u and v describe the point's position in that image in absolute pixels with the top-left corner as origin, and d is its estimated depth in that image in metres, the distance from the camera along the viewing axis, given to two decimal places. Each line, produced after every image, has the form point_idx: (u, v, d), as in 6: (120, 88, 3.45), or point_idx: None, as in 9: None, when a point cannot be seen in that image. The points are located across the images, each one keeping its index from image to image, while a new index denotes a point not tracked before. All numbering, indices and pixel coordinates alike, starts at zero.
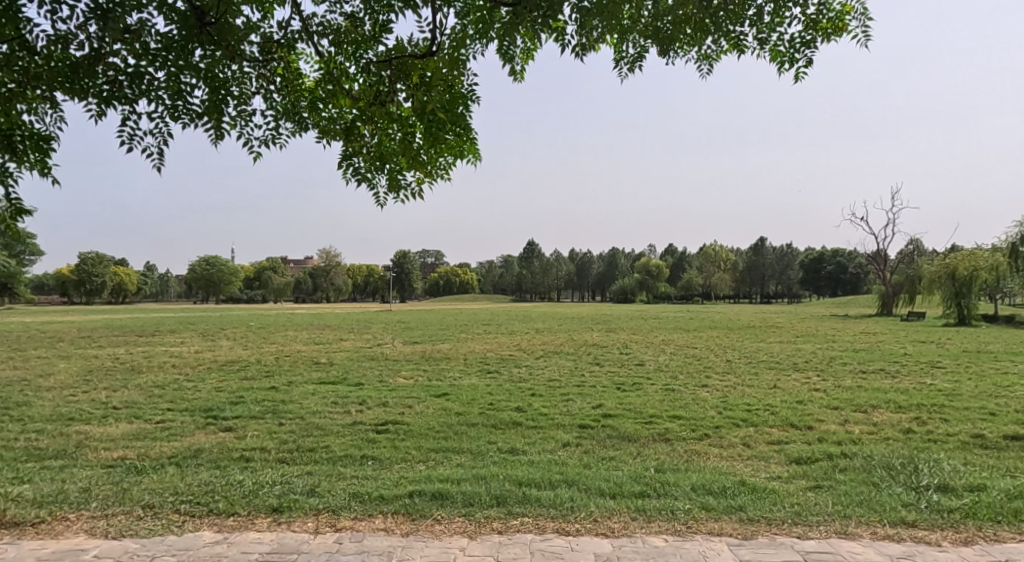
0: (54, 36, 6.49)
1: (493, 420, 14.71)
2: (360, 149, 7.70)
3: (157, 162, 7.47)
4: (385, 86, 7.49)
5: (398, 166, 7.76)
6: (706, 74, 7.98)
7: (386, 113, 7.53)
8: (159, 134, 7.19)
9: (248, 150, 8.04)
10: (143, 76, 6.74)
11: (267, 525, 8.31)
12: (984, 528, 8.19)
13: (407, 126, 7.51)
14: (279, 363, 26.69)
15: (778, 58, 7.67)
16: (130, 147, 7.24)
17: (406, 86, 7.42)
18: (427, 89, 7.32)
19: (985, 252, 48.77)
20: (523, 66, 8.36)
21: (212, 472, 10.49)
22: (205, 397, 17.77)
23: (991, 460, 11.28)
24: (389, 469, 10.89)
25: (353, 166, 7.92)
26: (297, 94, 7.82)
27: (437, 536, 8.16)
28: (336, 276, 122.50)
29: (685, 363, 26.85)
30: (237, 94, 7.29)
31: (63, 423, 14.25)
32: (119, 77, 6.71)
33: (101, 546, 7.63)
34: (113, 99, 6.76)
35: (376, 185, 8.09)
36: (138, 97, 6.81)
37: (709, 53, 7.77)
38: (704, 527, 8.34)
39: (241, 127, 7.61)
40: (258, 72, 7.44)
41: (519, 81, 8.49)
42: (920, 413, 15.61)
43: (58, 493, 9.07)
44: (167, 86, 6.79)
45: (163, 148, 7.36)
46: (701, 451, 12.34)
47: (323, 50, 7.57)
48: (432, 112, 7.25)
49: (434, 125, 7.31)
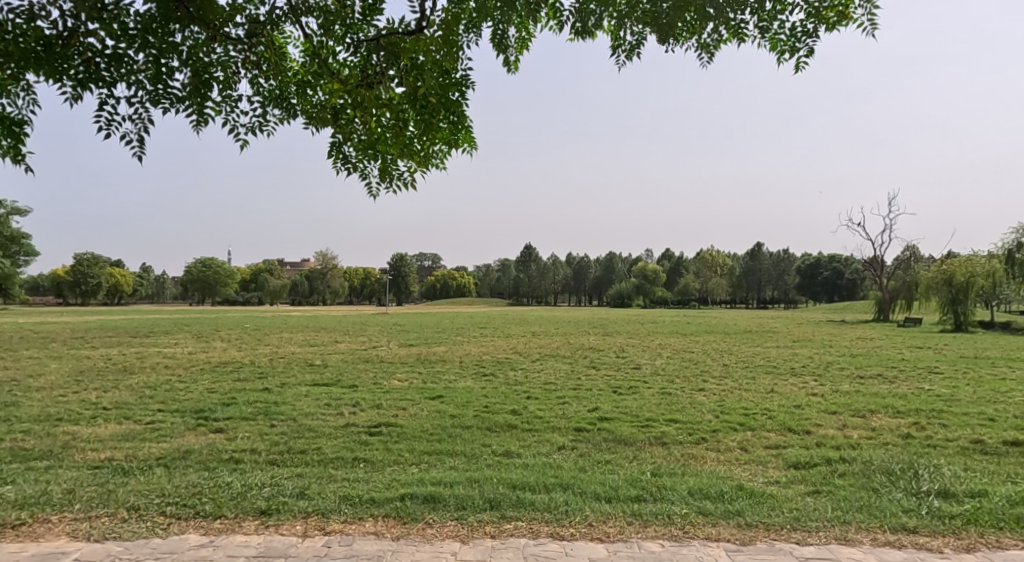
0: (22, 10, 6.38)
1: (488, 423, 14.54)
2: (350, 136, 7.61)
3: (137, 150, 7.30)
4: (375, 69, 7.27)
5: (391, 155, 7.75)
6: (706, 63, 7.84)
7: (374, 97, 7.20)
8: (139, 120, 7.05)
9: (235, 139, 7.91)
10: (122, 58, 6.59)
11: (254, 527, 8.13)
12: (986, 535, 8.03)
13: (396, 112, 7.20)
14: (273, 364, 26.52)
15: (780, 47, 7.52)
16: (108, 132, 7.09)
17: (397, 70, 7.19)
18: (420, 73, 7.16)
19: (982, 259, 48.74)
20: (517, 56, 8.28)
21: (200, 473, 10.31)
22: (197, 398, 17.56)
23: (991, 466, 11.14)
24: (381, 471, 10.71)
25: (343, 155, 7.90)
26: (285, 79, 7.77)
27: (428, 540, 7.99)
28: (332, 278, 122.05)
29: (682, 367, 26.71)
30: (221, 79, 7.10)
31: (51, 424, 14.04)
32: (97, 59, 6.58)
33: (83, 550, 7.43)
34: (89, 81, 6.66)
35: (367, 173, 7.99)
36: (117, 80, 6.69)
37: (709, 42, 7.63)
38: (702, 532, 8.18)
39: (225, 113, 7.50)
40: (242, 56, 7.28)
41: (512, 72, 8.41)
42: (919, 418, 15.47)
43: (41, 494, 8.89)
44: (147, 68, 6.67)
45: (144, 135, 7.21)
46: (698, 454, 12.19)
47: (310, 32, 7.39)
48: (424, 98, 7.26)
49: (426, 112, 7.38)
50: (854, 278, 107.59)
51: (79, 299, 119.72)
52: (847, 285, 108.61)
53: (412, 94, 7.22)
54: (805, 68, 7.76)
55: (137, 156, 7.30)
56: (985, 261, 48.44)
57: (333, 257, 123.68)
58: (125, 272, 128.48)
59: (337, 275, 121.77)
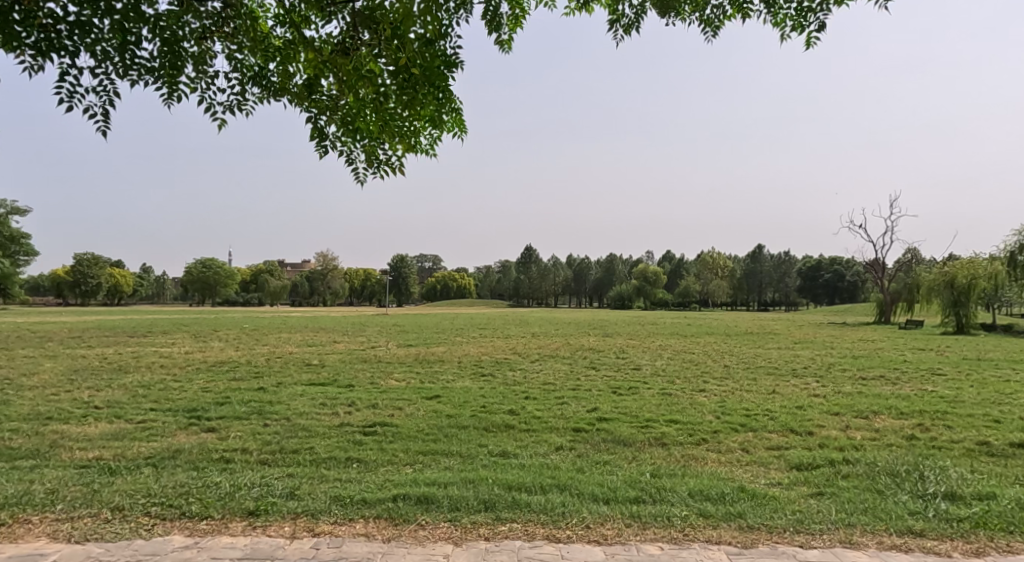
0: None
1: (485, 423, 14.30)
2: (331, 115, 7.59)
3: (103, 126, 7.13)
4: (352, 38, 7.09)
5: (375, 139, 7.75)
6: (710, 40, 7.69)
7: (354, 69, 6.99)
8: (105, 93, 6.95)
9: (212, 117, 7.77)
10: (87, 27, 6.43)
11: (241, 528, 7.89)
12: (995, 538, 7.79)
13: (376, 83, 7.10)
14: (269, 364, 26.25)
15: (786, 23, 7.35)
16: (71, 105, 6.95)
17: (373, 34, 6.92)
18: (400, 43, 6.79)
19: (984, 261, 48.46)
20: (511, 35, 8.24)
21: (189, 473, 10.06)
22: (191, 398, 17.32)
23: (998, 468, 10.89)
24: (375, 472, 10.46)
25: (324, 137, 7.88)
26: (266, 54, 7.50)
27: (420, 542, 7.75)
28: (333, 280, 121.68)
29: (682, 368, 26.46)
30: (195, 53, 6.89)
31: (40, 423, 13.80)
32: (60, 28, 6.46)
33: (62, 551, 7.21)
34: (51, 50, 6.52)
35: (353, 157, 8.08)
36: (79, 50, 6.54)
37: (713, 17, 7.46)
38: (702, 534, 7.94)
39: (200, 90, 7.41)
40: (216, 29, 7.09)
41: (506, 53, 8.40)
42: (923, 420, 15.21)
43: (23, 494, 8.66)
44: (112, 37, 6.47)
45: (110, 109, 7.08)
46: (698, 455, 11.95)
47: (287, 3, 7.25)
48: (407, 68, 7.02)
49: (408, 84, 7.12)
50: (855, 280, 107.27)
51: (79, 299, 119.44)
52: (848, 287, 108.33)
53: (393, 65, 6.94)
54: (815, 43, 7.61)
55: (103, 131, 7.17)
56: (987, 263, 48.17)
57: (333, 258, 123.40)
58: (125, 272, 128.21)
59: (337, 276, 121.47)
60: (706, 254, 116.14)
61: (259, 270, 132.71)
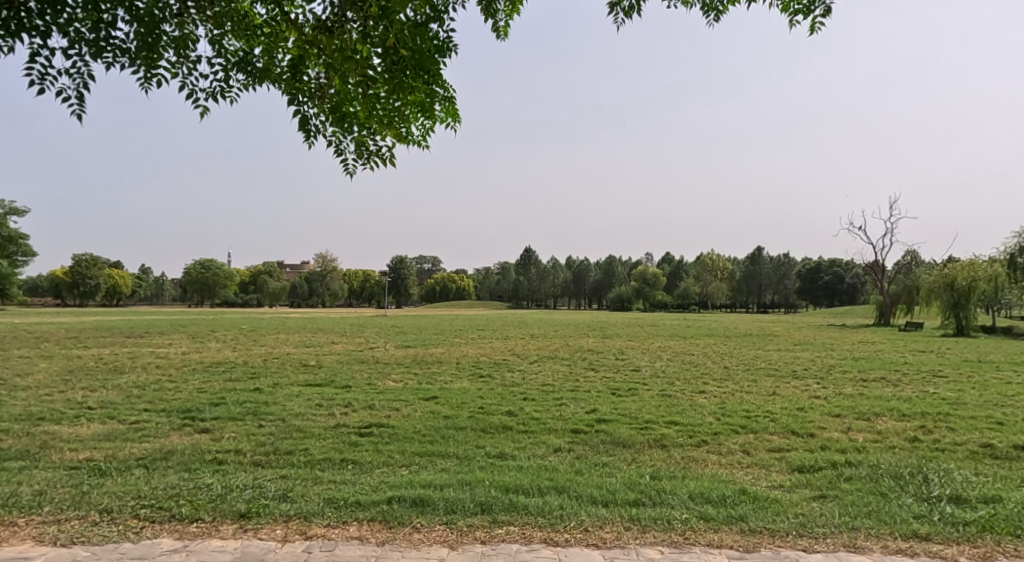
0: None
1: (483, 424, 14.13)
2: (321, 106, 7.54)
3: (78, 110, 7.00)
4: (334, 18, 6.93)
5: (370, 132, 7.77)
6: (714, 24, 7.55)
7: (340, 52, 6.86)
8: (79, 76, 6.83)
9: (195, 105, 7.63)
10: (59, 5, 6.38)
11: (232, 532, 7.72)
12: (1002, 543, 7.63)
13: (364, 63, 6.98)
14: (265, 364, 26.10)
15: (792, 9, 7.25)
16: (43, 88, 6.85)
17: (359, 14, 6.84)
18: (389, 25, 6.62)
19: (984, 264, 48.36)
20: (507, 22, 8.21)
21: (180, 475, 9.88)
22: (186, 398, 17.15)
23: (1003, 471, 10.73)
24: (370, 474, 10.28)
25: (311, 126, 7.84)
26: (252, 40, 7.33)
27: (415, 546, 7.58)
28: (332, 281, 121.50)
29: (682, 370, 26.31)
30: (175, 35, 6.81)
31: (31, 423, 13.63)
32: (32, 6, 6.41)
33: (47, 555, 7.04)
34: (22, 31, 6.43)
35: (343, 149, 8.09)
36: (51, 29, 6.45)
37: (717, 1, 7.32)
38: (703, 538, 7.78)
39: (183, 76, 7.28)
40: (198, 12, 6.99)
41: (502, 39, 8.37)
42: (926, 422, 15.06)
43: (10, 496, 8.48)
44: (85, 13, 6.48)
45: (84, 94, 6.97)
46: (699, 457, 11.79)
47: None
48: (396, 50, 6.88)
49: (398, 70, 7.03)
50: (855, 282, 107.36)
51: (77, 300, 119.25)
52: (847, 289, 108.40)
53: (383, 48, 6.84)
54: (821, 26, 7.53)
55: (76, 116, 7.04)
56: (987, 266, 48.12)
57: (332, 259, 123.23)
58: (124, 273, 128.02)
59: (337, 277, 121.31)
60: (705, 256, 116.07)
61: (259, 271, 132.58)
